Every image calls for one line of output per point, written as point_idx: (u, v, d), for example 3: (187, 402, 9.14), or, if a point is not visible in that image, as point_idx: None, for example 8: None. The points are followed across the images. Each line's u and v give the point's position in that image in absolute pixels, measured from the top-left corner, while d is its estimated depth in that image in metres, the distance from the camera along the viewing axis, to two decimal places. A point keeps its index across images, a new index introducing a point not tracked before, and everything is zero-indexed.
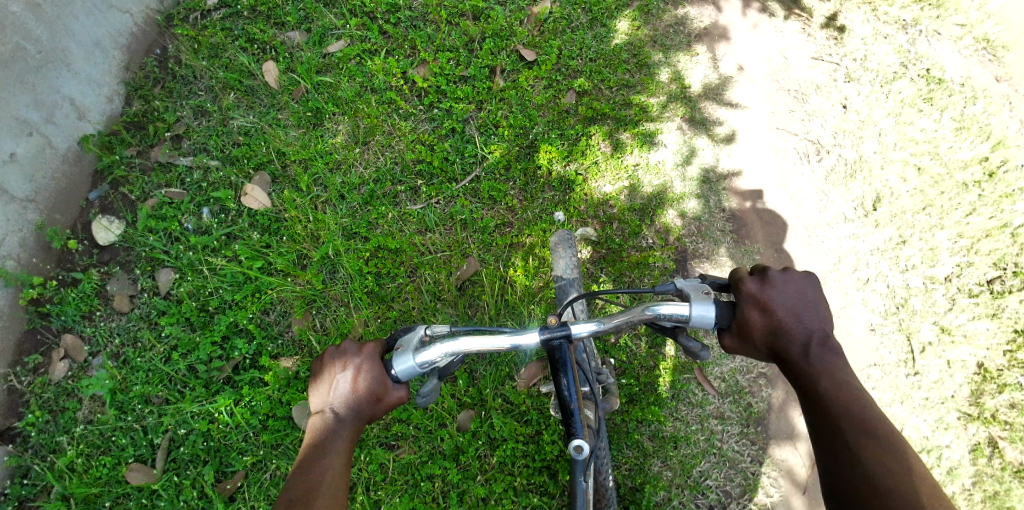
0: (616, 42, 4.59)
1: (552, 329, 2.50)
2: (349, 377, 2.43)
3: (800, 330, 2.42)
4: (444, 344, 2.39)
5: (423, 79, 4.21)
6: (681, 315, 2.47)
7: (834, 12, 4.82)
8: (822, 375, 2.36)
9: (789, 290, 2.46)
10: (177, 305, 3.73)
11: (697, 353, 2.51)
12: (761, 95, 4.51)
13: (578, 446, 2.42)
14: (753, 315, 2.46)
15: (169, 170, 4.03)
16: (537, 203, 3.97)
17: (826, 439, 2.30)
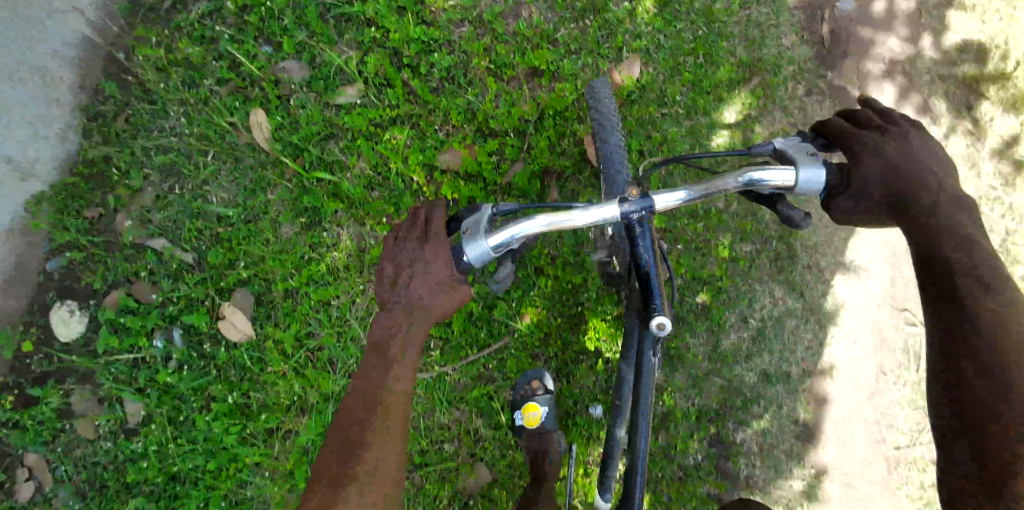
0: (717, 142, 3.49)
1: (632, 200, 2.13)
2: (414, 269, 2.03)
3: (927, 183, 1.92)
4: (518, 223, 2.05)
5: (452, 184, 3.31)
6: (784, 183, 2.05)
7: (1015, 132, 3.57)
8: (952, 231, 1.87)
9: (914, 148, 1.96)
10: (146, 455, 3.24)
11: (797, 222, 2.14)
12: (885, 254, 3.45)
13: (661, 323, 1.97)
14: (869, 175, 1.96)
15: (136, 258, 3.37)
16: (576, 390, 3.21)
17: (948, 335, 1.85)
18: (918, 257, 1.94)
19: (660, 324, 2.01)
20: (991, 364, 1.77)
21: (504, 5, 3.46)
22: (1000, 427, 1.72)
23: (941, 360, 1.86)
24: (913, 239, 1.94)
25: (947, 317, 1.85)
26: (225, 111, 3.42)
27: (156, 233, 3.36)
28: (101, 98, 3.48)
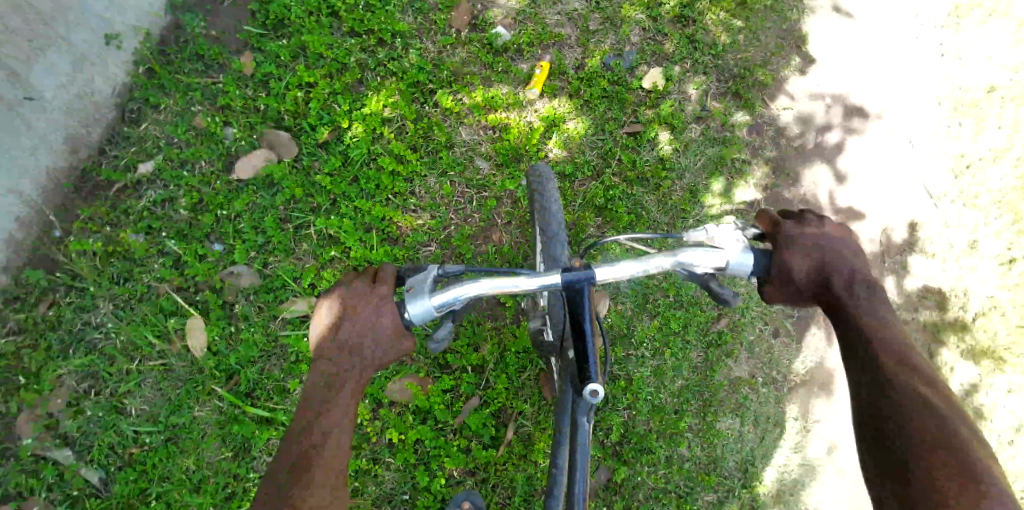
0: (680, 384, 3.33)
1: (573, 270, 2.12)
2: (357, 321, 1.90)
3: (841, 266, 2.02)
4: (459, 287, 2.00)
5: (399, 415, 3.08)
6: (712, 264, 2.07)
7: (978, 380, 3.68)
8: (865, 316, 1.97)
9: (829, 231, 2.07)
10: None
11: (727, 301, 2.10)
12: (846, 502, 3.41)
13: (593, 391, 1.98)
14: (795, 258, 2.03)
15: (29, 472, 3.00)
16: None
17: (868, 415, 1.84)
18: (844, 341, 2.00)
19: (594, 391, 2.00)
20: (913, 432, 1.71)
21: (475, 226, 3.46)
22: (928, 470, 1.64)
23: (865, 436, 1.82)
24: (840, 327, 2.02)
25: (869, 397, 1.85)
26: (164, 314, 3.22)
27: (60, 445, 3.05)
28: (22, 281, 3.18)
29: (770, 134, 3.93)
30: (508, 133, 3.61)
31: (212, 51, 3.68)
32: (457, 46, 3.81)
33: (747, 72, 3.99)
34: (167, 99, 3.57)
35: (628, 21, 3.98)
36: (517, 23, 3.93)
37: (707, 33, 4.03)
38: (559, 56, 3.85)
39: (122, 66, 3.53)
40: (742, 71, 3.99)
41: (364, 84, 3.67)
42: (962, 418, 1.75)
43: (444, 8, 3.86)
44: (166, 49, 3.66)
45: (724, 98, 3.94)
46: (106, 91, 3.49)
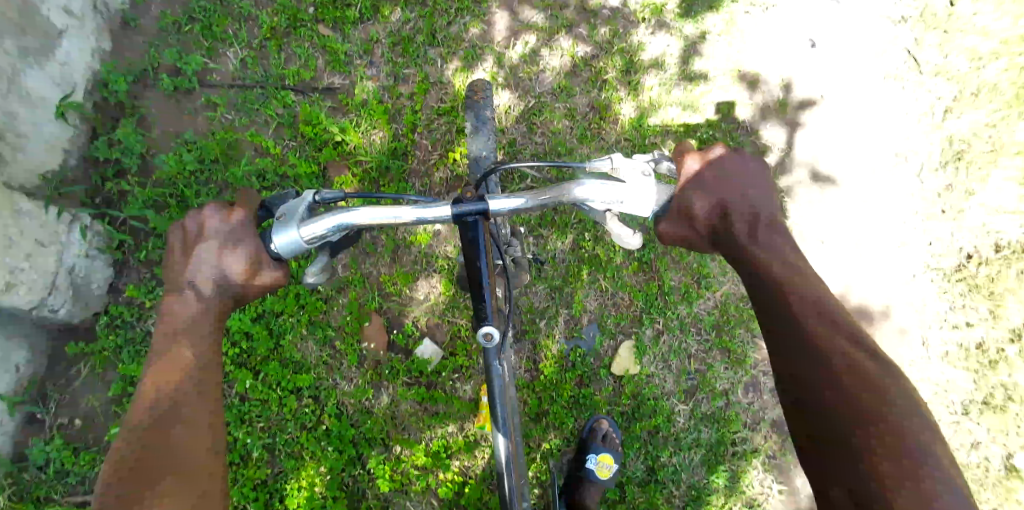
0: None
1: (465, 202, 1.95)
2: (211, 251, 1.93)
3: (743, 208, 2.01)
4: (334, 214, 1.87)
5: None
6: (614, 198, 1.95)
7: None
8: (773, 260, 1.99)
9: (730, 167, 2.04)
10: None
11: (625, 239, 2.04)
12: None
13: (488, 334, 1.88)
14: (697, 197, 2.00)
15: None
16: None
17: (792, 375, 1.88)
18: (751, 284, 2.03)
19: (489, 336, 1.91)
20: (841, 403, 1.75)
21: None
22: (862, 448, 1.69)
23: (796, 399, 1.86)
24: (745, 273, 2.04)
25: (788, 354, 1.90)
26: None
27: None
28: None
29: (769, 389, 3.34)
30: (466, 501, 3.08)
31: (84, 460, 2.96)
32: (381, 383, 3.13)
33: (725, 317, 3.26)
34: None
35: (580, 289, 3.16)
36: (449, 324, 3.16)
37: (677, 276, 3.22)
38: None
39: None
40: (723, 313, 3.26)
41: (279, 461, 3.06)
42: (888, 369, 1.80)
43: (354, 333, 3.11)
44: (26, 466, 2.92)
45: (709, 358, 3.28)
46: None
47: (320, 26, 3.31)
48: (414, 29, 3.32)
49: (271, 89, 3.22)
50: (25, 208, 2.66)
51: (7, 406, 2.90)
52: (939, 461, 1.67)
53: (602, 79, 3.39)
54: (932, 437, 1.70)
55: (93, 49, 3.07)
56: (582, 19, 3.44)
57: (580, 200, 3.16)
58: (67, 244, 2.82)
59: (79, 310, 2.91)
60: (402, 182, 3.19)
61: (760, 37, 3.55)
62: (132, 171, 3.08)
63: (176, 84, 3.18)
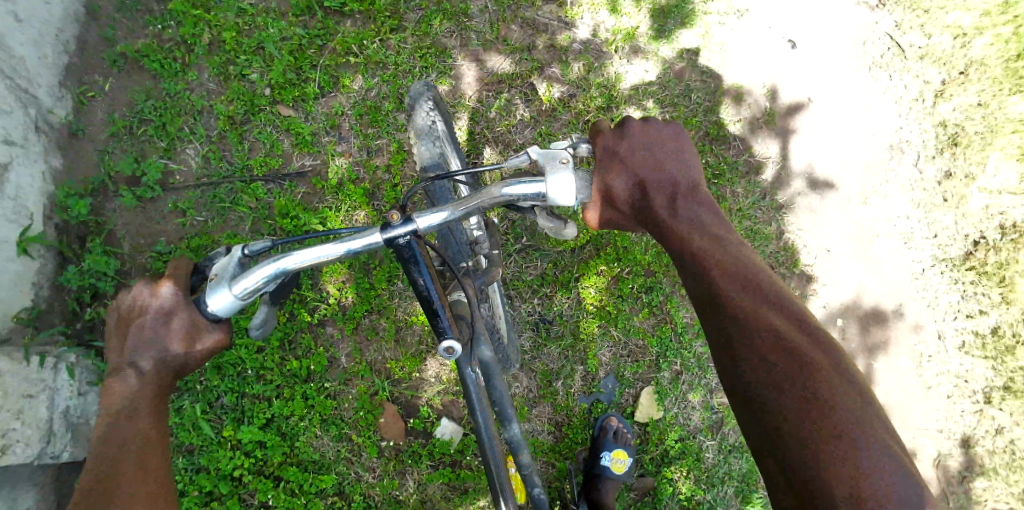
0: None
1: (394, 224, 1.70)
2: (145, 328, 1.72)
3: (660, 182, 1.85)
4: (268, 261, 1.64)
5: None
6: (535, 196, 1.71)
7: None
8: (695, 233, 1.82)
9: (644, 138, 1.86)
10: None
11: (557, 230, 1.84)
12: None
13: (449, 349, 1.64)
14: (612, 176, 1.84)
15: None
16: None
17: (726, 353, 1.68)
18: (676, 259, 1.85)
19: (452, 349, 1.66)
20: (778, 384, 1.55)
21: None
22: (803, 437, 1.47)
23: (731, 382, 1.65)
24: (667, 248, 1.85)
25: (722, 331, 1.69)
26: None
27: None
28: None
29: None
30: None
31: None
32: (405, 469, 3.08)
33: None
34: None
35: (593, 343, 3.17)
36: (466, 399, 3.18)
37: (688, 313, 3.26)
38: (531, 435, 3.12)
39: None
40: None
41: None
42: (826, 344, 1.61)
43: (369, 426, 3.06)
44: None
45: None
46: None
47: (280, 107, 3.14)
48: (378, 96, 3.19)
49: (240, 184, 3.08)
50: (2, 363, 2.55)
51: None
52: (888, 451, 1.45)
53: (581, 119, 3.33)
54: (879, 427, 1.49)
55: (43, 172, 2.84)
56: (553, 58, 3.36)
57: (581, 253, 3.20)
58: (56, 386, 2.71)
59: (82, 447, 2.77)
60: (393, 261, 3.13)
61: (740, 45, 3.45)
62: (110, 293, 2.95)
63: (138, 195, 3.02)
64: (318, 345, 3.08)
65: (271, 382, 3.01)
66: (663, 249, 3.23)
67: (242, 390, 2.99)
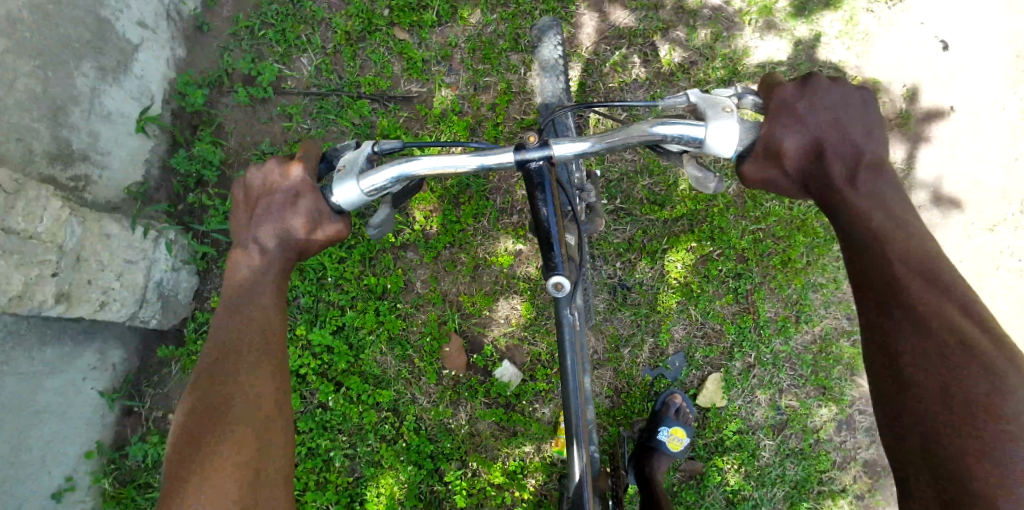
0: None
1: (530, 147, 1.76)
2: (272, 205, 1.81)
3: (841, 149, 1.64)
4: (396, 163, 1.72)
5: None
6: (693, 140, 1.66)
7: None
8: (874, 209, 1.63)
9: (833, 95, 1.64)
10: None
11: (704, 183, 1.74)
12: None
13: (557, 283, 1.77)
14: (787, 135, 1.64)
15: None
16: None
17: (882, 344, 1.57)
18: (843, 234, 1.69)
19: (559, 284, 1.79)
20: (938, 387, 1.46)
21: None
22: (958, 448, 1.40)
23: (882, 373, 1.57)
24: (835, 220, 1.69)
25: (883, 320, 1.58)
26: None
27: None
28: None
29: (863, 429, 3.17)
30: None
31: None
32: (459, 401, 3.19)
33: (822, 354, 3.16)
34: None
35: (668, 318, 3.18)
36: (529, 348, 3.19)
37: (773, 309, 3.18)
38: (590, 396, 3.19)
39: (86, 501, 2.85)
40: (822, 349, 3.17)
41: (358, 467, 3.17)
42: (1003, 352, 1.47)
43: (433, 352, 3.18)
44: (126, 453, 2.97)
45: (802, 393, 3.18)
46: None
47: (395, 30, 3.12)
48: (495, 33, 3.09)
49: (347, 98, 3.08)
50: (114, 231, 2.63)
51: (107, 401, 2.90)
52: None
53: (700, 89, 3.10)
54: None
55: (168, 59, 2.97)
56: (680, 20, 3.14)
57: (673, 226, 3.19)
58: (154, 258, 2.83)
59: (168, 318, 2.93)
60: (483, 199, 3.19)
61: (885, 36, 3.14)
62: (212, 182, 3.06)
63: (251, 94, 3.09)
64: (398, 266, 3.21)
65: (347, 292, 3.18)
66: (760, 237, 3.16)
67: (319, 295, 3.18)
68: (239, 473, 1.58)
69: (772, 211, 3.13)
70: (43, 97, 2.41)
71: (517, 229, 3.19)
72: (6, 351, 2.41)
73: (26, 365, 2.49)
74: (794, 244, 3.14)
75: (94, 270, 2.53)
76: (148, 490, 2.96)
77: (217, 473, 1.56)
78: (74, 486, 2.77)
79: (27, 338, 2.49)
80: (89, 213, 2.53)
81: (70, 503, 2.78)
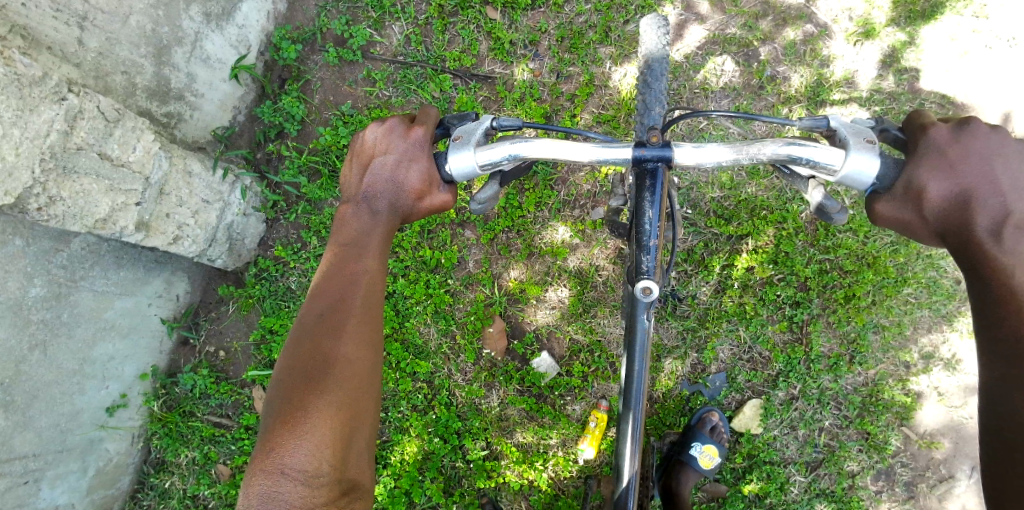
0: None
1: (649, 146, 1.88)
2: (386, 165, 1.96)
3: (991, 201, 1.66)
4: (512, 143, 1.84)
5: None
6: (828, 166, 1.72)
7: None
8: (1018, 268, 1.66)
9: (987, 147, 1.68)
10: None
11: (830, 214, 1.89)
12: None
13: (646, 287, 1.90)
14: (932, 182, 1.70)
15: None
16: None
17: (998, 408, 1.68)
18: (977, 290, 1.75)
19: (648, 290, 1.91)
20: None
21: None
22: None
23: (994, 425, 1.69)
24: (971, 273, 1.73)
25: (999, 386, 1.68)
26: None
27: None
28: None
29: (902, 483, 3.06)
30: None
31: (222, 388, 3.13)
32: (493, 384, 3.22)
33: (873, 398, 3.04)
34: (173, 457, 3.11)
35: (715, 336, 3.12)
36: (570, 341, 3.20)
37: (827, 344, 3.07)
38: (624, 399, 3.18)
39: (135, 419, 3.02)
40: (873, 394, 3.05)
41: (387, 431, 3.26)
42: None
43: (475, 331, 3.22)
44: (176, 381, 3.13)
45: (842, 435, 3.07)
46: (122, 449, 2.99)
47: (488, 8, 3.12)
48: (586, 23, 3.05)
49: (430, 70, 3.12)
50: (196, 170, 2.76)
51: (166, 329, 3.06)
52: None
53: (788, 106, 3.00)
54: None
55: (268, 11, 3.10)
56: (781, 34, 3.03)
57: (736, 244, 3.13)
58: (229, 201, 2.95)
59: (232, 260, 3.07)
60: (548, 188, 3.20)
61: (1006, 80, 2.88)
62: (291, 135, 3.16)
63: (341, 54, 3.16)
64: (454, 243, 3.27)
65: (402, 261, 3.25)
66: (826, 268, 3.06)
67: None
68: (336, 426, 1.78)
69: (843, 243, 3.03)
70: (151, 34, 2.53)
71: (577, 224, 3.19)
72: (84, 268, 2.57)
73: (101, 283, 2.64)
74: (861, 281, 3.02)
75: (173, 205, 2.66)
76: (190, 419, 3.12)
77: (317, 430, 1.75)
78: (126, 403, 2.93)
79: (105, 258, 2.64)
80: (174, 152, 2.66)
81: (121, 418, 2.95)
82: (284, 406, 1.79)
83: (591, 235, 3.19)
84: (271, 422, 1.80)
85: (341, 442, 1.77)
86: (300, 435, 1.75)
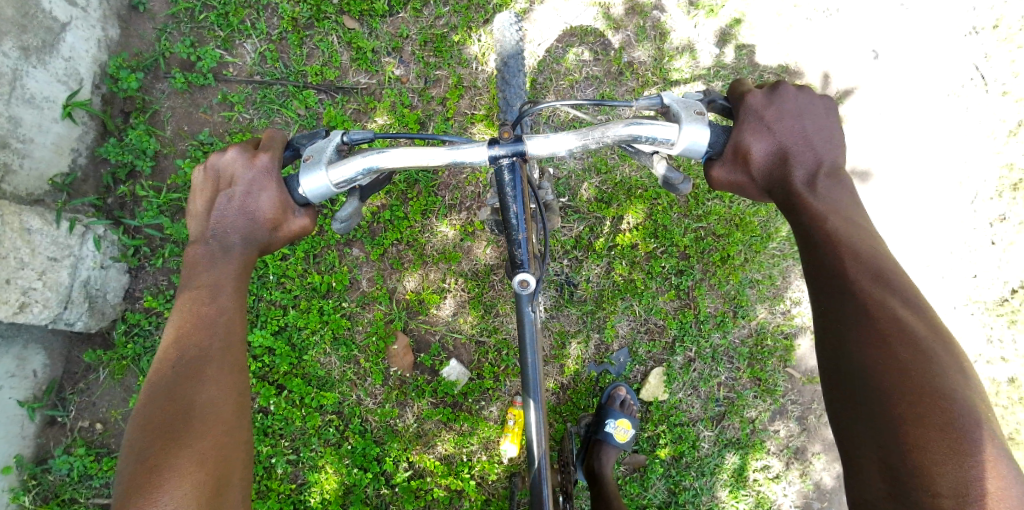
0: None
1: (502, 143, 1.87)
2: (234, 198, 1.85)
3: (803, 156, 1.85)
4: (365, 155, 1.78)
5: None
6: (664, 140, 1.80)
7: None
8: (831, 213, 1.82)
9: (797, 107, 1.86)
10: None
11: (674, 184, 2.00)
12: None
13: (523, 280, 1.95)
14: (753, 142, 1.84)
15: None
16: None
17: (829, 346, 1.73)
18: (804, 240, 1.87)
19: (525, 282, 1.96)
20: (902, 419, 1.53)
21: None
22: (922, 466, 1.48)
23: (830, 364, 1.72)
24: (795, 224, 1.88)
25: (830, 324, 1.74)
26: None
27: None
28: None
29: (795, 418, 3.34)
30: None
31: (105, 465, 2.79)
32: (406, 401, 3.15)
33: (759, 347, 3.31)
34: None
35: (613, 314, 3.25)
36: (475, 344, 3.19)
37: (713, 304, 3.30)
38: None
39: None
40: (759, 342, 3.32)
41: (302, 473, 3.09)
42: (936, 334, 1.63)
43: (379, 352, 3.13)
44: (48, 468, 2.76)
45: (738, 385, 3.32)
46: None
47: (345, 18, 3.04)
48: (447, 25, 3.06)
49: (291, 88, 2.98)
50: (36, 226, 2.54)
51: (27, 411, 2.72)
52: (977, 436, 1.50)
53: (647, 89, 3.18)
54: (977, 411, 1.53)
55: (99, 40, 2.81)
56: (631, 21, 3.21)
57: (618, 225, 3.28)
58: (81, 255, 2.69)
59: (96, 321, 2.76)
60: (431, 195, 3.18)
61: (827, 46, 3.23)
62: (144, 174, 2.90)
63: (189, 80, 2.94)
64: (343, 264, 3.16)
65: (290, 292, 3.11)
66: (702, 235, 3.29)
67: (261, 295, 3.10)
68: (199, 481, 1.62)
69: (713, 210, 3.27)
70: None
71: (466, 226, 3.19)
72: None
73: None
74: (733, 242, 3.28)
75: (10, 269, 2.45)
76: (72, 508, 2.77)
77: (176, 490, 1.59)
78: None
79: None
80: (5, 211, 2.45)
81: None
82: (139, 470, 1.62)
83: (481, 235, 3.20)
84: (124, 492, 1.61)
85: (205, 502, 1.61)
86: (158, 499, 1.58)
